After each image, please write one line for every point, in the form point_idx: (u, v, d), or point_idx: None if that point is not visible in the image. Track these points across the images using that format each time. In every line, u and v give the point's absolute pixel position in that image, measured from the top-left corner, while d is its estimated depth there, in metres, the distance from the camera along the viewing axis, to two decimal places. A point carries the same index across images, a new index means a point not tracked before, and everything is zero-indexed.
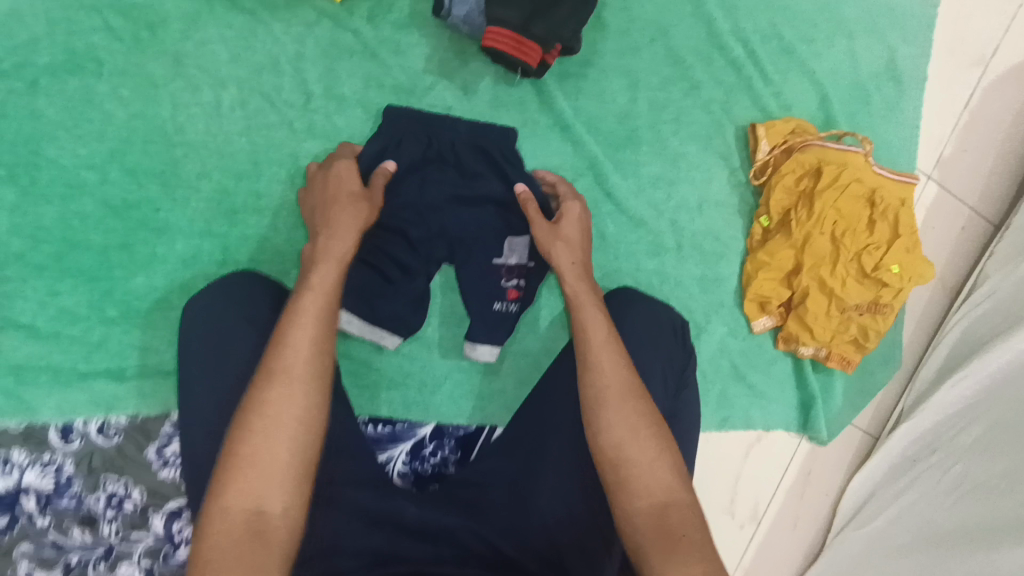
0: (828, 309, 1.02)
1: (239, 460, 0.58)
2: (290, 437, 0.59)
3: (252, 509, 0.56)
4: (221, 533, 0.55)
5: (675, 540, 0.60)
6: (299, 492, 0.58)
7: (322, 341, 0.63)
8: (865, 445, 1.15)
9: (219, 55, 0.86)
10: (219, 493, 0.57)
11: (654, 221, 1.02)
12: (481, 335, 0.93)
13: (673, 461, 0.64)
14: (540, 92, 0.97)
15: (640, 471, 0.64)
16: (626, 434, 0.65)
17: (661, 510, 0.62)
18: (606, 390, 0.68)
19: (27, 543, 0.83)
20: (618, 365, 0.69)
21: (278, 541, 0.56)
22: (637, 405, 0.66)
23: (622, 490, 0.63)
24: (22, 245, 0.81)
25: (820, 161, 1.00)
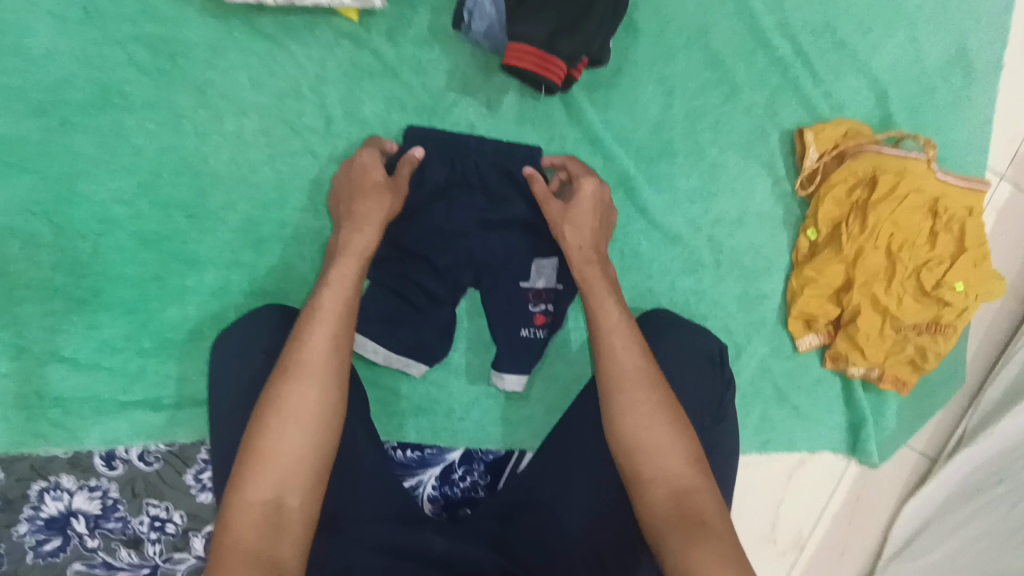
0: (881, 328, 0.94)
1: (259, 452, 0.61)
2: (302, 434, 0.63)
3: (269, 499, 0.60)
4: (240, 523, 0.58)
5: (695, 525, 0.61)
6: (311, 486, 0.62)
7: (338, 341, 0.67)
8: (920, 469, 1.08)
9: (242, 82, 0.85)
10: (241, 485, 0.60)
11: (691, 236, 0.97)
12: (508, 364, 0.91)
13: (677, 447, 0.65)
14: (568, 105, 0.92)
15: (649, 454, 0.65)
16: (635, 418, 0.67)
17: (681, 492, 0.63)
18: (625, 376, 0.69)
19: (79, 562, 0.86)
20: (632, 352, 0.71)
21: (291, 532, 0.59)
22: (651, 393, 0.68)
23: (630, 472, 0.66)
24: (62, 280, 0.83)
25: (877, 169, 0.92)
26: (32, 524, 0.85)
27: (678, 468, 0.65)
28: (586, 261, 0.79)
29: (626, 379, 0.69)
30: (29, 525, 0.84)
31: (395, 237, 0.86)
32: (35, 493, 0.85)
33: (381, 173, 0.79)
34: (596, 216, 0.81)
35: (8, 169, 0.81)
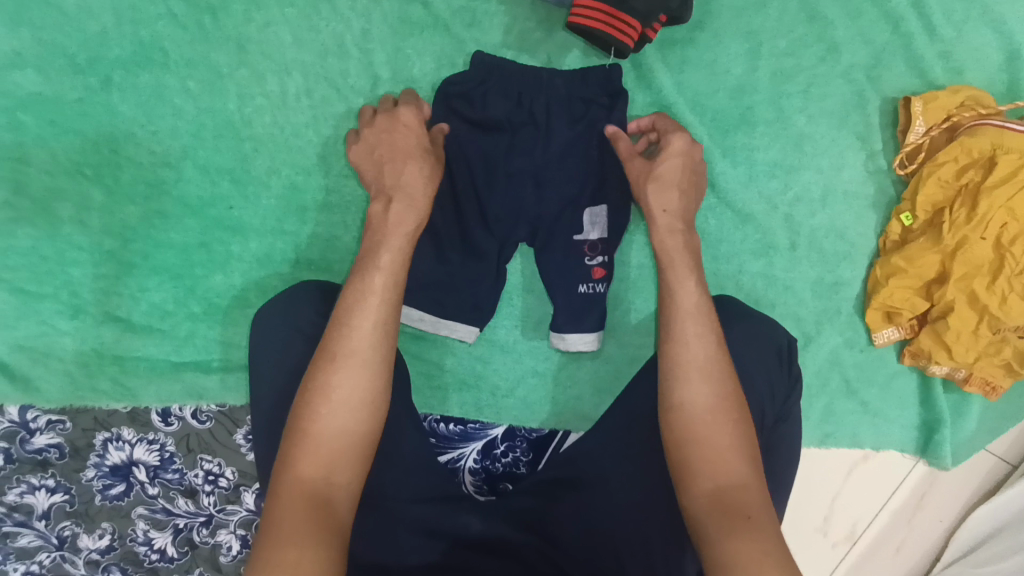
0: (977, 327, 0.84)
1: (308, 433, 0.58)
2: (356, 414, 0.60)
3: (319, 478, 0.57)
4: (287, 499, 0.55)
5: (738, 519, 0.56)
6: (361, 467, 0.59)
7: (389, 322, 0.64)
8: (997, 473, 1.01)
9: (283, 38, 0.80)
10: (292, 462, 0.57)
11: (765, 215, 0.88)
12: (568, 323, 0.84)
13: (738, 449, 0.60)
14: (637, 66, 0.83)
15: (711, 452, 0.60)
16: (699, 412, 0.62)
17: (732, 488, 0.58)
18: (693, 368, 0.64)
19: (142, 507, 0.92)
20: (702, 342, 0.65)
21: (340, 511, 0.56)
22: (720, 388, 0.63)
23: (685, 467, 0.60)
24: (113, 243, 0.83)
25: (997, 149, 0.79)
26: (98, 470, 0.89)
27: (740, 471, 0.59)
28: (669, 231, 0.73)
29: (696, 371, 0.64)
30: (95, 470, 0.89)
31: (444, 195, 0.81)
32: (100, 442, 0.89)
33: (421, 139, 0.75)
34: (682, 178, 0.75)
35: (53, 129, 0.80)
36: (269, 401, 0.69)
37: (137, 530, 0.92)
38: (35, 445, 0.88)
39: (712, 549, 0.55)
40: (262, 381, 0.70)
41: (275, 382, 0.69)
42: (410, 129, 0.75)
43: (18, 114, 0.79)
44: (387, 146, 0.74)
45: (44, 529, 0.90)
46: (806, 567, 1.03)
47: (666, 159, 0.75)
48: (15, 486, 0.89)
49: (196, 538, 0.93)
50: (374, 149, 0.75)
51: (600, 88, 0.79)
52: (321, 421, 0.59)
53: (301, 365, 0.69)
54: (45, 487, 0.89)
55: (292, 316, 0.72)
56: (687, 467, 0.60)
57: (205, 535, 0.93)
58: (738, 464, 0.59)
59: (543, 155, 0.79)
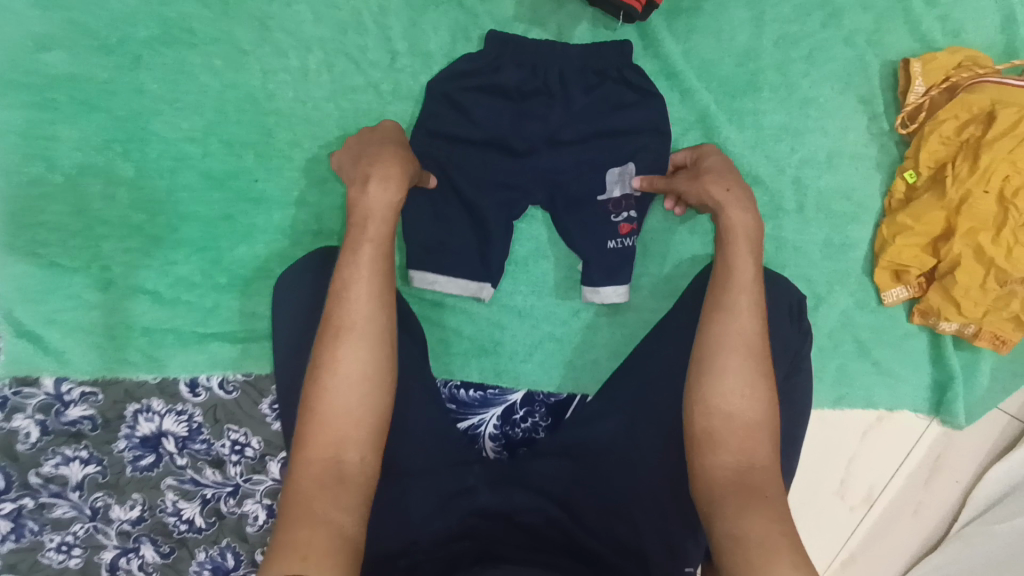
0: (984, 281, 0.86)
1: (317, 413, 0.59)
2: (361, 392, 0.60)
3: (331, 455, 0.58)
4: (304, 474, 0.57)
5: (757, 497, 0.57)
6: (372, 445, 0.60)
7: (386, 295, 0.65)
8: (1011, 432, 1.01)
9: (304, 16, 0.84)
10: (304, 444, 0.59)
11: (773, 177, 0.90)
12: (600, 276, 0.87)
13: (763, 431, 0.61)
14: (644, 36, 0.86)
15: (734, 427, 0.61)
16: (730, 387, 0.62)
17: (747, 465, 0.59)
18: (735, 342, 0.63)
19: (171, 477, 0.95)
20: (748, 316, 0.65)
21: (355, 489, 0.57)
22: (756, 364, 0.63)
23: (706, 436, 0.61)
24: (141, 217, 0.87)
25: (996, 103, 0.81)
26: (130, 441, 0.93)
27: (763, 454, 0.60)
28: (736, 203, 0.70)
29: (738, 341, 0.63)
30: (126, 441, 0.93)
31: (459, 165, 0.83)
32: (130, 414, 0.92)
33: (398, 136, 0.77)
34: (731, 168, 0.75)
35: (84, 108, 0.84)
36: (289, 376, 0.73)
37: (166, 501, 0.95)
38: (69, 417, 0.91)
39: (723, 522, 0.57)
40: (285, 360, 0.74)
41: (293, 358, 0.74)
42: (387, 133, 0.77)
43: (51, 94, 0.83)
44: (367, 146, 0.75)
45: (78, 501, 0.93)
46: (824, 532, 1.03)
47: (705, 159, 0.77)
48: (49, 457, 0.92)
49: (223, 509, 0.96)
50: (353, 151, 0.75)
51: (613, 61, 0.82)
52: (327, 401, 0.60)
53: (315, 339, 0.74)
54: (78, 458, 0.92)
55: (305, 294, 0.76)
56: (708, 439, 0.61)
57: (232, 505, 0.96)
58: (760, 445, 0.61)
59: (558, 121, 0.83)
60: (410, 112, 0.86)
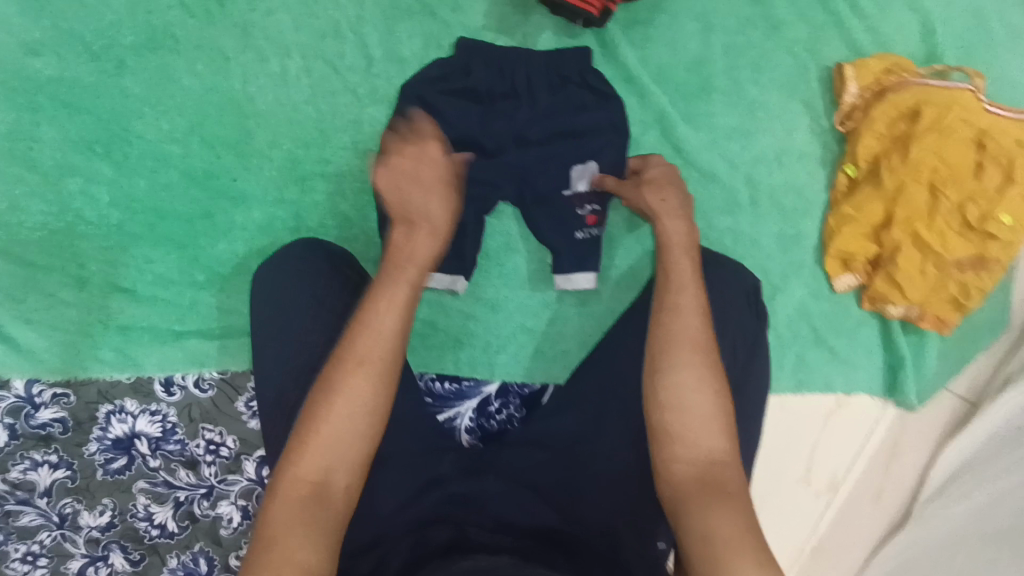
0: (923, 265, 0.93)
1: (312, 431, 0.58)
2: (360, 415, 0.59)
3: (318, 477, 0.57)
4: (287, 492, 0.56)
5: (721, 493, 0.59)
6: (359, 468, 0.59)
7: (401, 329, 0.64)
8: (958, 413, 1.06)
9: (285, 24, 0.89)
10: (290, 461, 0.58)
11: (728, 174, 0.96)
12: (570, 264, 0.92)
13: (720, 423, 0.63)
14: (603, 44, 0.93)
15: (691, 423, 0.62)
16: (684, 383, 0.64)
17: (707, 464, 0.61)
18: (683, 339, 0.66)
19: (143, 480, 0.94)
20: (694, 317, 0.68)
21: (336, 509, 0.57)
22: (706, 359, 0.65)
23: (664, 434, 0.63)
24: (120, 216, 0.89)
25: (921, 102, 0.89)
26: (101, 443, 0.92)
27: (721, 448, 0.62)
28: (670, 215, 0.76)
29: (688, 341, 0.66)
30: (98, 444, 0.92)
31: None
32: (103, 415, 0.91)
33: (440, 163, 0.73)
34: (670, 179, 0.81)
35: (68, 111, 0.86)
36: (274, 369, 0.76)
37: (137, 505, 0.94)
38: (40, 419, 0.90)
39: (686, 520, 0.58)
40: (266, 357, 0.77)
41: (278, 350, 0.76)
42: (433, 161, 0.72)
43: (35, 97, 0.86)
44: (412, 176, 0.71)
45: (46, 507, 0.92)
46: (792, 519, 1.07)
47: (650, 169, 0.83)
48: (19, 462, 0.91)
49: (197, 511, 0.95)
50: (395, 176, 0.72)
51: (575, 66, 0.88)
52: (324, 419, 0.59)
53: (301, 334, 0.77)
54: (47, 463, 0.91)
55: (290, 291, 0.79)
56: (666, 436, 0.63)
57: (206, 507, 0.95)
58: (719, 439, 0.62)
59: (525, 120, 0.88)
60: (385, 113, 0.90)
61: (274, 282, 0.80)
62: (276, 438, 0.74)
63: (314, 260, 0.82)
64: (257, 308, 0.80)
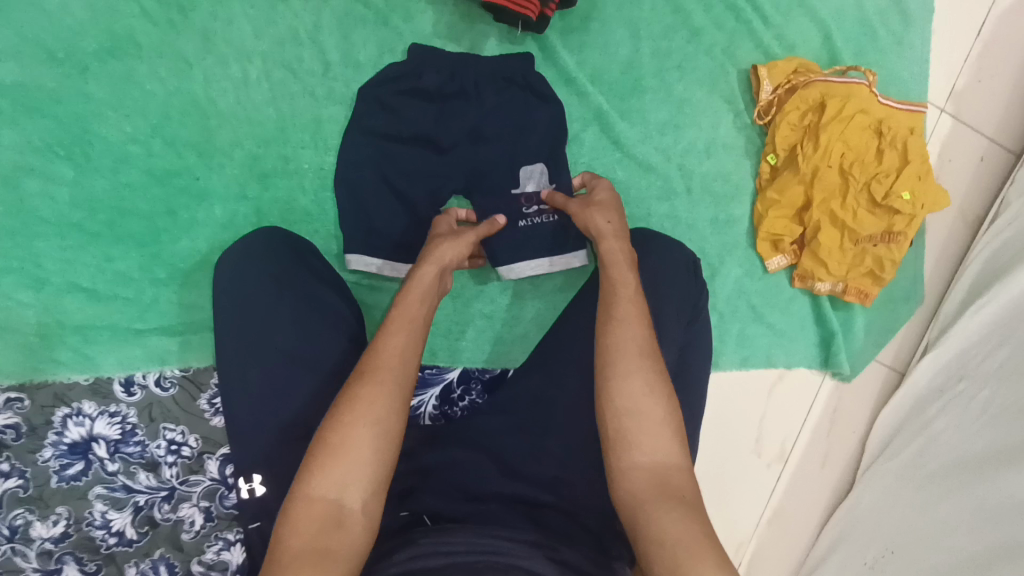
0: (842, 242, 1.03)
1: (329, 448, 0.60)
2: (374, 431, 0.61)
3: (332, 498, 0.58)
4: (304, 512, 0.57)
5: (675, 499, 0.59)
6: (374, 488, 0.60)
7: (411, 353, 0.67)
8: (891, 381, 1.16)
9: (245, 32, 0.94)
10: (307, 480, 0.59)
11: (662, 164, 1.05)
12: (507, 257, 0.95)
13: (670, 426, 0.63)
14: (543, 48, 1.02)
15: (646, 426, 0.62)
16: (634, 389, 0.64)
17: (660, 471, 0.61)
18: (630, 345, 0.66)
19: (100, 486, 0.91)
20: (640, 326, 0.68)
21: (353, 530, 0.57)
22: (650, 363, 0.66)
23: (619, 440, 0.63)
24: (81, 216, 0.91)
25: (825, 96, 1.01)
26: (56, 448, 0.90)
27: (673, 449, 0.62)
28: (612, 235, 0.79)
29: (635, 347, 0.66)
30: (53, 449, 0.90)
31: (390, 159, 0.94)
32: (59, 418, 0.90)
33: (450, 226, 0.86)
34: (614, 203, 0.85)
35: (30, 115, 0.89)
36: (235, 360, 0.77)
37: (94, 513, 0.91)
38: None
39: (643, 529, 0.57)
40: (226, 335, 0.78)
41: (239, 342, 0.77)
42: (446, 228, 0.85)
43: None
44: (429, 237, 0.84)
45: None
46: (747, 492, 1.12)
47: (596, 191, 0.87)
48: None
49: (157, 516, 0.93)
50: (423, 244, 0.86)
51: (519, 67, 0.96)
52: (342, 436, 0.60)
53: (260, 329, 0.77)
54: None
55: (249, 286, 0.79)
56: (620, 442, 0.63)
57: (167, 510, 0.93)
58: (671, 440, 0.62)
59: (475, 117, 0.95)
60: (343, 114, 0.97)
61: (232, 275, 0.81)
62: (239, 407, 0.75)
63: (274, 244, 0.85)
64: (218, 298, 0.81)
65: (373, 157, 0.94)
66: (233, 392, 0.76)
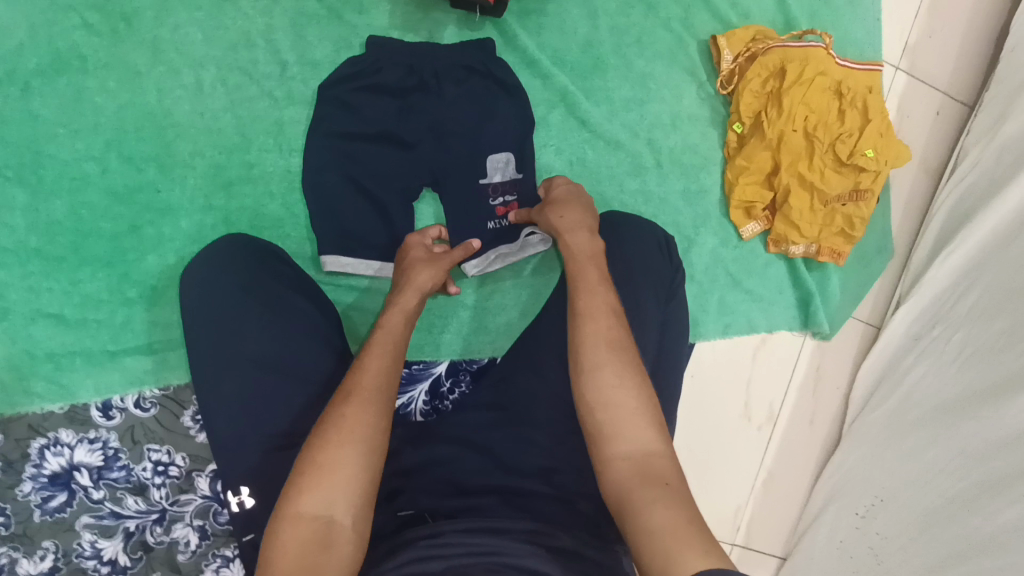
0: (812, 203, 1.04)
1: (316, 465, 0.59)
2: (360, 446, 0.61)
3: (320, 515, 0.57)
4: (292, 531, 0.56)
5: (659, 485, 0.58)
6: (362, 504, 0.59)
7: (393, 372, 0.69)
8: (868, 335, 1.19)
9: (194, 37, 0.91)
10: (294, 499, 0.58)
11: (630, 141, 1.06)
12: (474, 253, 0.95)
13: (645, 414, 0.63)
14: (502, 33, 1.01)
15: (620, 416, 0.62)
16: (604, 382, 0.64)
17: (643, 459, 0.60)
18: (595, 339, 0.67)
19: (87, 515, 0.89)
20: (605, 319, 0.69)
21: (341, 547, 0.56)
22: (618, 354, 0.66)
23: (597, 433, 0.63)
24: (39, 240, 0.88)
25: (785, 61, 1.02)
26: (36, 482, 0.87)
27: (650, 437, 0.62)
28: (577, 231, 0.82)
29: (602, 340, 0.67)
30: (32, 483, 0.87)
31: (358, 157, 0.92)
32: (36, 451, 0.87)
33: (424, 253, 0.88)
34: (581, 201, 0.88)
35: None
36: (209, 377, 0.75)
37: (83, 543, 0.89)
38: None
39: (630, 518, 0.56)
40: (199, 350, 0.76)
41: (213, 359, 0.75)
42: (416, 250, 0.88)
43: None
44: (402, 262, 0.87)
45: None
46: (739, 457, 1.14)
47: (556, 192, 0.90)
48: None
49: (151, 540, 0.90)
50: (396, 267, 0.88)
51: (478, 53, 0.95)
52: (328, 452, 0.60)
53: (233, 343, 0.75)
54: None
55: (220, 299, 0.77)
56: (600, 436, 0.62)
57: (159, 533, 0.91)
58: (648, 429, 0.62)
59: (439, 108, 0.93)
60: (304, 114, 0.94)
61: (199, 291, 0.79)
62: (218, 421, 0.74)
63: (238, 254, 0.82)
64: (187, 315, 0.79)
65: (340, 155, 0.92)
66: (212, 411, 0.74)
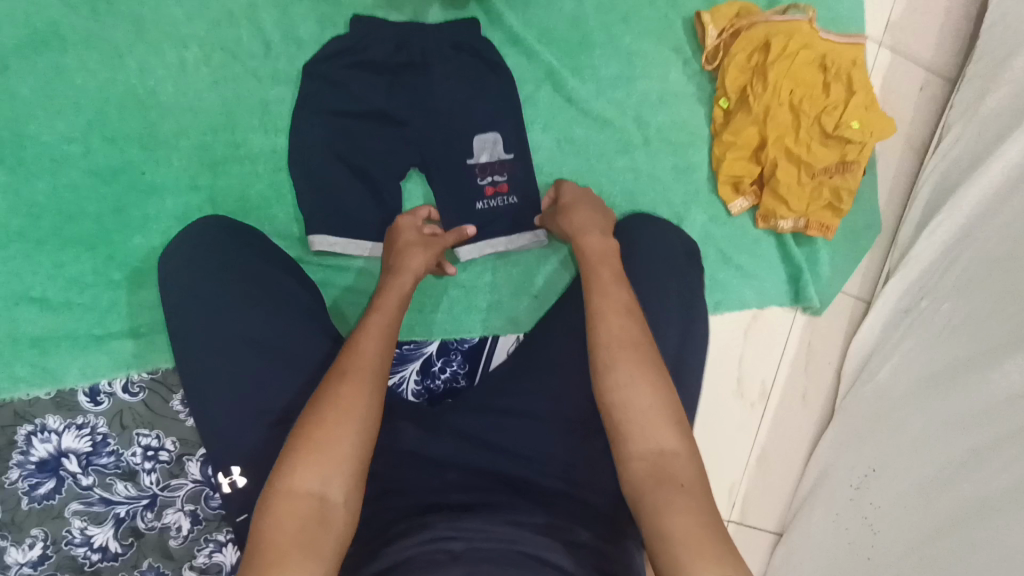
0: (799, 177, 1.05)
1: (311, 443, 0.59)
2: (355, 426, 0.60)
3: (314, 492, 0.57)
4: (283, 508, 0.56)
5: (672, 486, 0.58)
6: (356, 483, 0.59)
7: (387, 352, 0.68)
8: (858, 310, 1.19)
9: (177, 17, 0.91)
10: (287, 475, 0.57)
11: (618, 118, 1.06)
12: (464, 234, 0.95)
13: (662, 412, 0.62)
14: (488, 11, 1.01)
15: (637, 415, 0.62)
16: (622, 382, 0.64)
17: (659, 459, 0.60)
18: (616, 340, 0.67)
19: (76, 501, 0.87)
20: (626, 319, 0.68)
21: (334, 526, 0.56)
22: (638, 355, 0.65)
23: (615, 433, 0.63)
24: (22, 223, 0.87)
25: (769, 35, 1.03)
26: (24, 469, 0.86)
27: (668, 437, 0.61)
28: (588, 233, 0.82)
29: (622, 341, 0.66)
30: (20, 470, 0.86)
31: (344, 135, 0.92)
32: (23, 437, 0.86)
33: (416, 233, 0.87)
34: (595, 205, 0.90)
35: None
36: (195, 359, 0.74)
37: (72, 530, 0.87)
38: None
39: (646, 520, 0.56)
40: (184, 332, 0.75)
41: (198, 341, 0.74)
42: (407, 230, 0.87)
43: None
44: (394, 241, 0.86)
45: None
46: (731, 434, 1.14)
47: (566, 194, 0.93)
48: None
49: (141, 526, 0.89)
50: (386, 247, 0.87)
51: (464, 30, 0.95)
52: (323, 431, 0.59)
53: (218, 326, 0.74)
54: None
55: (203, 281, 0.76)
56: (618, 435, 0.62)
57: (150, 519, 0.89)
58: (664, 429, 0.61)
59: (426, 88, 0.93)
60: (290, 93, 0.94)
61: (180, 273, 0.77)
62: (205, 401, 0.73)
63: (222, 241, 0.81)
64: (169, 298, 0.77)
65: (327, 135, 0.91)
66: (200, 393, 0.74)
